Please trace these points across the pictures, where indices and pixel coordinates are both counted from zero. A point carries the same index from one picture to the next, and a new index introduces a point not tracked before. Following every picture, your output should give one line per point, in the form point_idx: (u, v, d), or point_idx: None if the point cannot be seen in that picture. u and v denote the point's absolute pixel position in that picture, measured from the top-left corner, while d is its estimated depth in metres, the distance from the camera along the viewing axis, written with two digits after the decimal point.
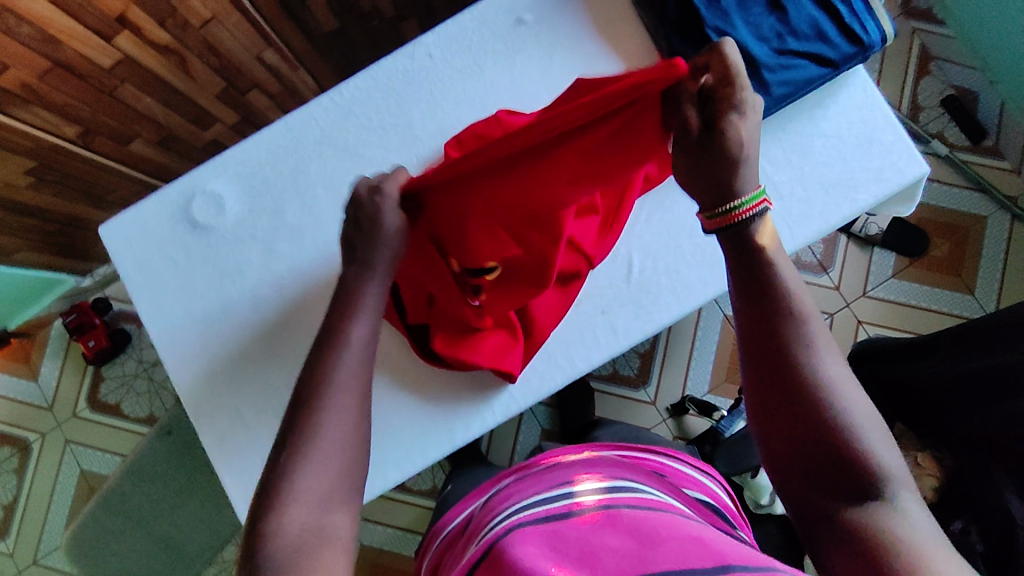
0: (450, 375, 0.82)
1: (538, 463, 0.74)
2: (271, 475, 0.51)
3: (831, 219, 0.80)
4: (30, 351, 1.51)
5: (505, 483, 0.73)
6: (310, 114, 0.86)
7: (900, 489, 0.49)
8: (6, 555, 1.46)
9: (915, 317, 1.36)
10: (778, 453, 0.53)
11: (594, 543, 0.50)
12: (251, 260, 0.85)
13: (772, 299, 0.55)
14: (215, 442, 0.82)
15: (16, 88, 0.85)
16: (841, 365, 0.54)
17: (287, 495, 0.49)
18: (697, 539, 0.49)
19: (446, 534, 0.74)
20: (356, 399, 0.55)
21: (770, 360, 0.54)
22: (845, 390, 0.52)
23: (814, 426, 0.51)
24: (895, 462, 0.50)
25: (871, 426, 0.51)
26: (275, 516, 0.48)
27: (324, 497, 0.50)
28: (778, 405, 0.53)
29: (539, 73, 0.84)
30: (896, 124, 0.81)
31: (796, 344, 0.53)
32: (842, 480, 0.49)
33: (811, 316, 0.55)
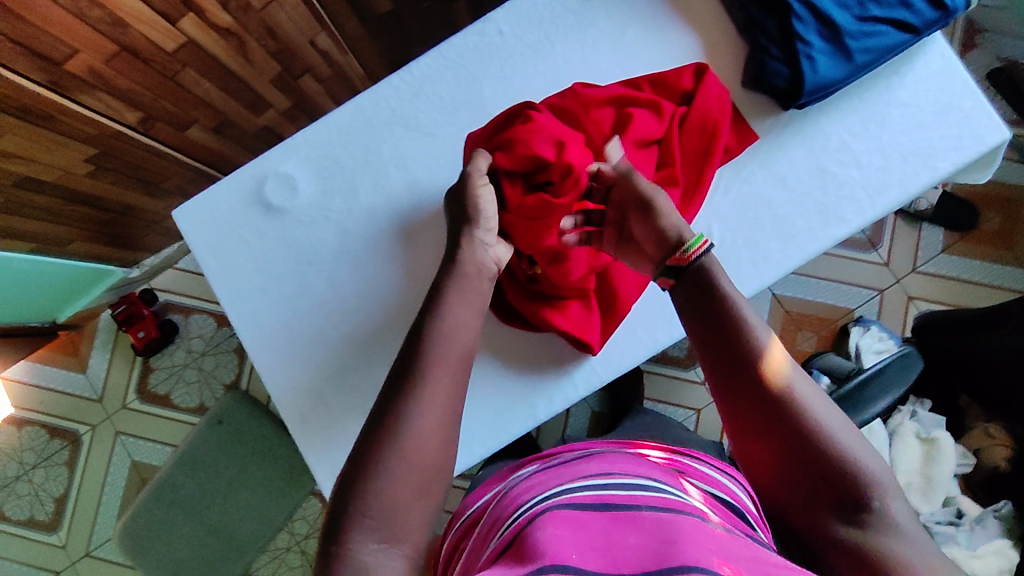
0: (530, 347, 0.84)
1: (561, 454, 0.72)
2: (342, 502, 0.53)
3: (910, 187, 0.79)
4: (78, 343, 1.52)
5: (527, 471, 0.71)
6: (381, 94, 0.85)
7: (888, 498, 0.51)
8: (59, 547, 1.47)
9: (966, 291, 1.35)
10: (774, 486, 0.56)
11: (614, 541, 0.49)
12: (326, 240, 0.85)
13: (733, 340, 0.58)
14: (298, 421, 0.83)
15: (84, 72, 0.85)
16: (814, 388, 0.56)
17: (352, 524, 0.52)
18: (722, 541, 0.48)
19: (466, 516, 0.71)
20: (425, 438, 0.55)
21: (741, 402, 0.57)
22: (819, 413, 0.54)
23: (797, 458, 0.54)
24: (880, 473, 0.52)
25: (852, 440, 0.53)
26: (343, 543, 0.51)
27: (392, 518, 0.52)
28: (759, 443, 0.56)
29: (611, 46, 0.83)
30: (975, 89, 0.79)
31: (765, 381, 0.55)
32: (834, 502, 0.52)
33: (773, 344, 0.57)
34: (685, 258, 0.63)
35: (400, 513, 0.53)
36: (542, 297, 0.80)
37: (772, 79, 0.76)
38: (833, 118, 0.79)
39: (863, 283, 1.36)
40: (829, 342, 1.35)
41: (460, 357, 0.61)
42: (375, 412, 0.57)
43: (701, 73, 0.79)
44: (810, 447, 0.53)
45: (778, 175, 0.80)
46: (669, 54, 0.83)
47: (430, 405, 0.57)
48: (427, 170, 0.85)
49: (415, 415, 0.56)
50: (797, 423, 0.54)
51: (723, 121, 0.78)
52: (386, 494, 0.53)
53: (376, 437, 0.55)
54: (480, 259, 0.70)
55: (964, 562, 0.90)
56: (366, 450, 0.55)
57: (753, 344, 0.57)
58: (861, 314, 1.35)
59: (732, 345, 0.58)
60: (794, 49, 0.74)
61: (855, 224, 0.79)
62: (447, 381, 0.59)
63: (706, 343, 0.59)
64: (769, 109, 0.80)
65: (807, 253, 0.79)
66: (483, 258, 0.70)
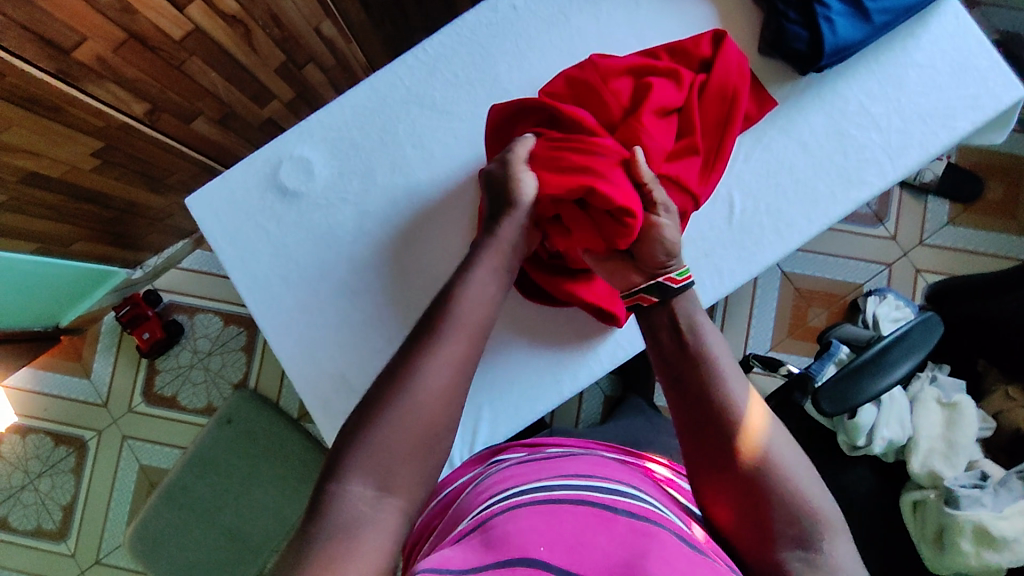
0: (554, 323, 0.83)
1: (551, 449, 0.72)
2: (344, 446, 0.53)
3: (930, 148, 0.79)
4: (81, 347, 1.49)
5: (511, 459, 0.70)
6: (395, 73, 0.85)
7: (835, 541, 0.51)
8: (68, 556, 1.44)
9: (973, 262, 1.36)
10: (721, 524, 0.55)
11: (588, 540, 0.48)
12: (344, 222, 0.84)
13: (694, 368, 0.57)
14: (323, 408, 0.82)
15: (92, 61, 0.84)
16: (772, 422, 0.55)
17: (350, 466, 0.52)
18: (689, 558, 0.47)
19: (443, 497, 0.70)
20: (427, 419, 0.54)
21: (699, 431, 0.56)
22: (777, 451, 0.53)
23: (751, 496, 0.53)
24: (830, 515, 0.52)
25: (803, 481, 0.53)
26: (336, 485, 0.51)
27: (388, 471, 0.52)
28: (712, 476, 0.55)
29: (626, 17, 0.83)
30: (990, 49, 0.80)
31: (727, 413, 0.55)
32: (781, 539, 0.51)
33: (739, 382, 0.56)
34: (677, 281, 0.62)
35: (392, 468, 0.52)
36: (568, 273, 0.79)
37: (793, 43, 0.76)
38: (851, 81, 0.80)
39: (870, 257, 1.37)
40: (839, 317, 1.35)
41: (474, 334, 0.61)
42: (391, 366, 0.58)
43: (719, 40, 0.79)
44: (767, 484, 0.52)
45: (798, 141, 0.80)
46: (684, 24, 0.83)
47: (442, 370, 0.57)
48: (444, 148, 0.84)
49: (426, 374, 0.56)
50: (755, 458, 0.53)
51: (743, 88, 0.78)
52: (390, 442, 0.53)
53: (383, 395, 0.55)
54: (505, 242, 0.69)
55: (991, 524, 0.88)
56: (375, 399, 0.55)
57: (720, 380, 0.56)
58: (870, 289, 1.35)
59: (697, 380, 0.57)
60: (813, 12, 0.75)
61: (876, 187, 0.79)
62: (462, 348, 0.59)
63: (670, 373, 0.59)
64: (786, 75, 0.81)
65: (829, 219, 0.80)
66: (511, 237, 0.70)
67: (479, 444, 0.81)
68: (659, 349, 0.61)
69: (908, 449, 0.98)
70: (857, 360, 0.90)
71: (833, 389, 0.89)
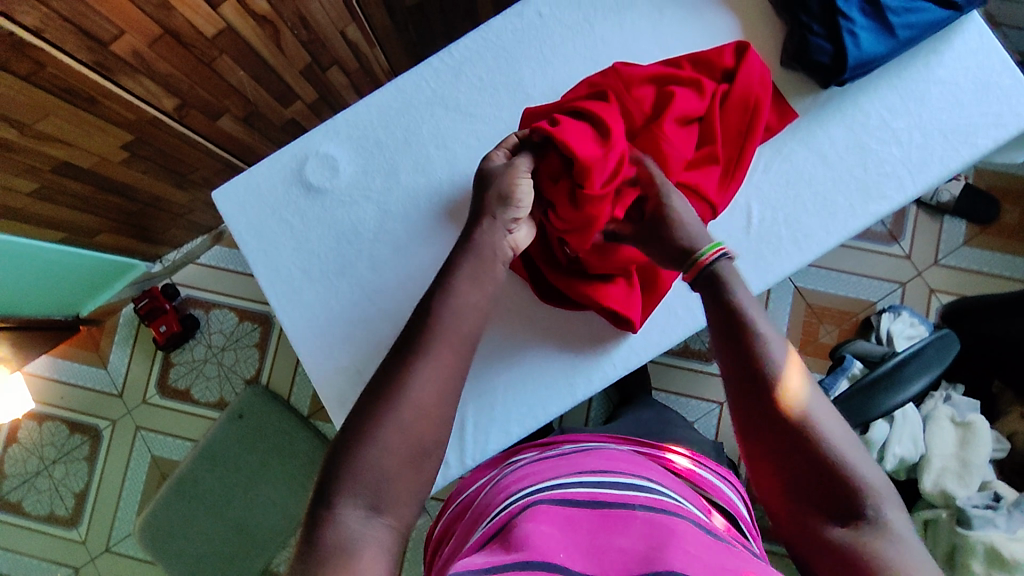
0: (569, 326, 0.84)
1: (561, 444, 0.75)
2: (337, 463, 0.53)
3: (951, 164, 0.80)
4: (99, 338, 1.51)
5: (525, 458, 0.73)
6: (420, 76, 0.87)
7: (884, 507, 0.52)
8: (78, 543, 1.45)
9: (988, 284, 1.36)
10: (769, 492, 0.56)
11: (606, 541, 0.50)
12: (366, 219, 0.86)
13: (743, 339, 0.59)
14: (337, 402, 0.83)
15: (127, 55, 0.86)
16: (820, 394, 0.57)
17: (341, 486, 0.52)
18: (706, 550, 0.49)
19: (460, 502, 0.73)
20: (413, 430, 0.55)
21: (748, 401, 0.58)
22: (827, 426, 0.54)
23: (799, 463, 0.54)
24: (880, 483, 0.53)
25: (853, 454, 0.54)
26: (331, 508, 0.51)
27: (382, 486, 0.52)
28: (758, 444, 0.56)
29: (650, 26, 0.84)
30: (1013, 66, 0.80)
31: (776, 385, 0.56)
32: (828, 503, 0.52)
33: (788, 362, 0.58)
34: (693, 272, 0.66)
35: (384, 485, 0.52)
36: (588, 276, 0.80)
37: (816, 55, 0.77)
38: (872, 95, 0.81)
39: (883, 275, 1.37)
40: (851, 334, 1.35)
41: (466, 335, 0.62)
42: (374, 379, 0.58)
43: (742, 51, 0.80)
44: (817, 458, 0.53)
45: (820, 153, 0.81)
46: (707, 34, 0.84)
47: (433, 373, 0.58)
48: (467, 149, 0.86)
49: (418, 384, 0.57)
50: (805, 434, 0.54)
51: (764, 99, 0.78)
52: (379, 458, 0.53)
53: (371, 409, 0.55)
54: (498, 242, 0.70)
55: (1003, 545, 0.85)
56: (360, 417, 0.55)
57: (768, 360, 0.58)
58: (883, 307, 1.35)
59: (747, 361, 0.59)
60: (837, 25, 0.76)
61: (896, 202, 0.80)
62: (454, 359, 0.60)
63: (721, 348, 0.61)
64: (808, 87, 0.82)
65: (849, 231, 0.80)
66: (499, 241, 0.70)
67: (492, 444, 0.82)
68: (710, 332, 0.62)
69: (920, 467, 0.97)
70: (871, 375, 0.90)
71: (848, 406, 0.88)
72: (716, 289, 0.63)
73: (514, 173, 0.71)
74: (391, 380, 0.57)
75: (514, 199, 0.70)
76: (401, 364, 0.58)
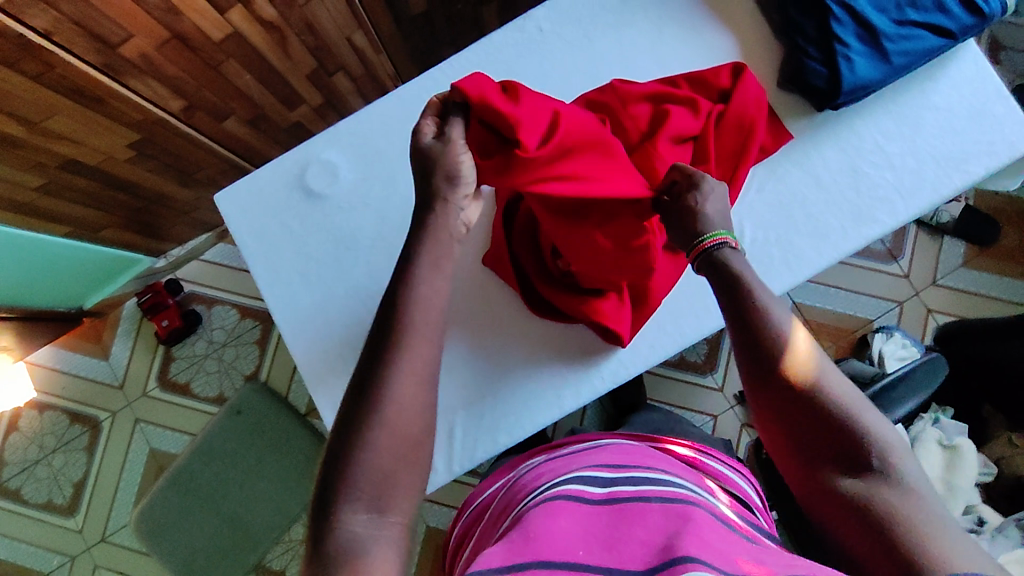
0: (561, 337, 0.85)
1: (568, 445, 0.76)
2: (332, 469, 0.50)
3: (943, 191, 0.80)
4: (101, 330, 1.53)
5: (537, 461, 0.74)
6: (422, 87, 0.88)
7: (895, 456, 0.51)
8: (75, 532, 1.47)
9: (985, 306, 1.36)
10: (782, 455, 0.55)
11: (623, 534, 0.51)
12: (365, 226, 0.87)
13: (740, 305, 0.58)
14: (330, 404, 0.84)
15: (136, 57, 0.88)
16: (820, 354, 0.56)
17: (344, 493, 0.49)
18: (724, 538, 0.49)
19: (475, 507, 0.73)
20: (403, 426, 0.52)
21: (749, 366, 0.57)
22: (835, 385, 0.53)
23: (807, 421, 0.53)
24: (888, 435, 0.52)
25: (861, 409, 0.53)
26: (334, 517, 0.48)
27: (382, 487, 0.50)
28: (765, 407, 0.56)
29: (649, 44, 0.85)
30: (1007, 97, 0.82)
31: (774, 346, 0.56)
32: (840, 460, 0.51)
33: (788, 325, 0.57)
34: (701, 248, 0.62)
35: (387, 482, 0.50)
36: (581, 291, 0.81)
37: (811, 78, 0.78)
38: (867, 119, 0.82)
39: (881, 294, 1.37)
40: (847, 351, 1.35)
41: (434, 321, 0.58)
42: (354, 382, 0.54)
43: (739, 72, 0.81)
44: (826, 417, 0.52)
45: (813, 175, 0.82)
46: (705, 53, 0.85)
47: (408, 369, 0.54)
48: None
49: (399, 384, 0.53)
50: (813, 396, 0.53)
51: (759, 119, 0.79)
52: (381, 459, 0.50)
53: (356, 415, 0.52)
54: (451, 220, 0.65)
55: None
56: (346, 428, 0.51)
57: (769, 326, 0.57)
58: (880, 325, 1.35)
59: (749, 327, 0.57)
60: (833, 50, 0.76)
61: (888, 226, 0.81)
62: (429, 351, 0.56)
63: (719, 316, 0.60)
64: (804, 110, 0.82)
65: (840, 253, 0.80)
66: (455, 219, 0.65)
67: (481, 452, 0.83)
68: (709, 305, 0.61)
69: None
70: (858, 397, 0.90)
71: None
72: (710, 257, 0.62)
73: (455, 149, 0.66)
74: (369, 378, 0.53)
75: (460, 177, 0.66)
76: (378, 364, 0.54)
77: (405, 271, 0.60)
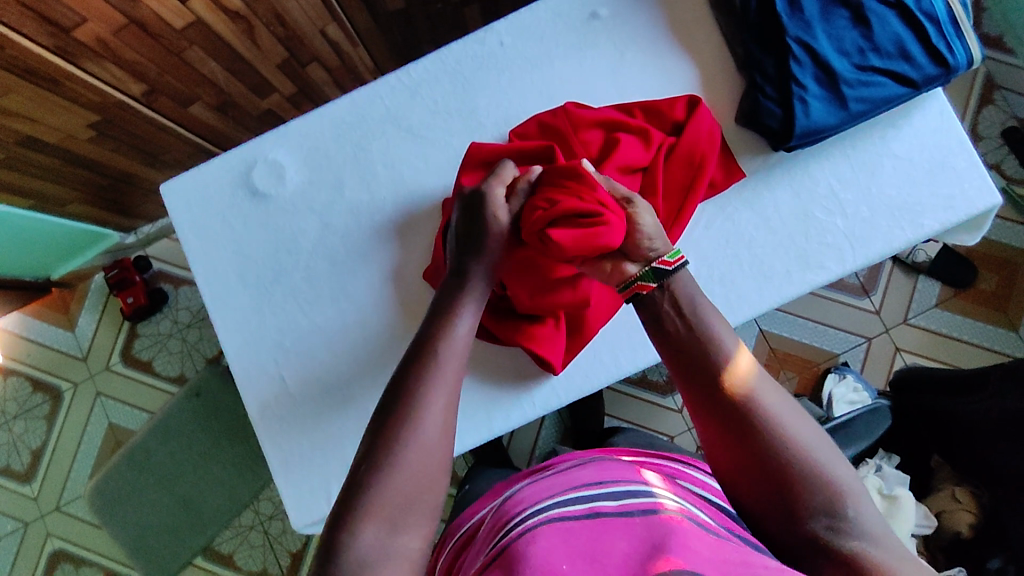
0: (496, 361, 0.84)
1: (555, 464, 0.66)
2: (356, 484, 0.51)
3: (893, 242, 0.78)
4: (69, 301, 1.54)
5: (521, 484, 0.64)
6: (376, 92, 0.86)
7: (861, 505, 0.51)
8: (30, 499, 1.48)
9: (956, 350, 1.33)
10: (741, 497, 0.55)
11: (604, 548, 0.48)
12: (307, 232, 0.86)
13: (701, 341, 0.58)
14: (258, 405, 0.83)
15: (91, 41, 0.87)
16: (782, 395, 0.56)
17: (362, 510, 0.50)
18: (719, 543, 0.47)
19: (460, 536, 0.65)
20: (433, 449, 0.53)
21: (709, 404, 0.56)
22: (797, 428, 0.53)
23: (770, 466, 0.52)
24: (852, 482, 0.52)
25: (823, 453, 0.53)
26: (350, 531, 0.49)
27: (404, 507, 0.51)
28: (725, 450, 0.55)
29: (609, 68, 0.83)
30: (971, 150, 0.79)
31: (734, 386, 0.55)
32: (808, 506, 0.51)
33: (743, 358, 0.57)
34: (669, 264, 0.63)
35: (410, 505, 0.51)
36: (518, 316, 0.81)
37: (765, 119, 0.76)
38: (823, 163, 0.80)
39: (851, 329, 1.35)
40: (810, 383, 1.33)
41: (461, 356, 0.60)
42: (384, 403, 0.55)
43: (694, 105, 0.79)
44: (790, 462, 0.52)
45: (762, 217, 0.80)
46: (665, 81, 0.83)
47: (443, 391, 0.56)
48: (414, 172, 0.86)
49: (432, 405, 0.55)
50: (771, 433, 0.53)
51: (710, 155, 0.77)
52: (398, 481, 0.51)
53: (383, 432, 0.53)
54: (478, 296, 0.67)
55: None
56: (376, 443, 0.53)
57: (725, 363, 0.57)
58: (844, 360, 1.34)
59: (709, 365, 0.57)
60: (789, 91, 0.74)
61: (833, 274, 0.79)
62: (454, 383, 0.57)
63: (677, 350, 0.59)
64: (760, 147, 0.80)
65: (782, 297, 0.79)
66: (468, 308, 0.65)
67: None
68: (664, 342, 0.60)
69: None
70: None
71: None
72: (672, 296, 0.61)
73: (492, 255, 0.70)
74: (402, 392, 0.55)
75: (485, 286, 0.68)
76: (405, 394, 0.55)
77: (441, 315, 0.63)
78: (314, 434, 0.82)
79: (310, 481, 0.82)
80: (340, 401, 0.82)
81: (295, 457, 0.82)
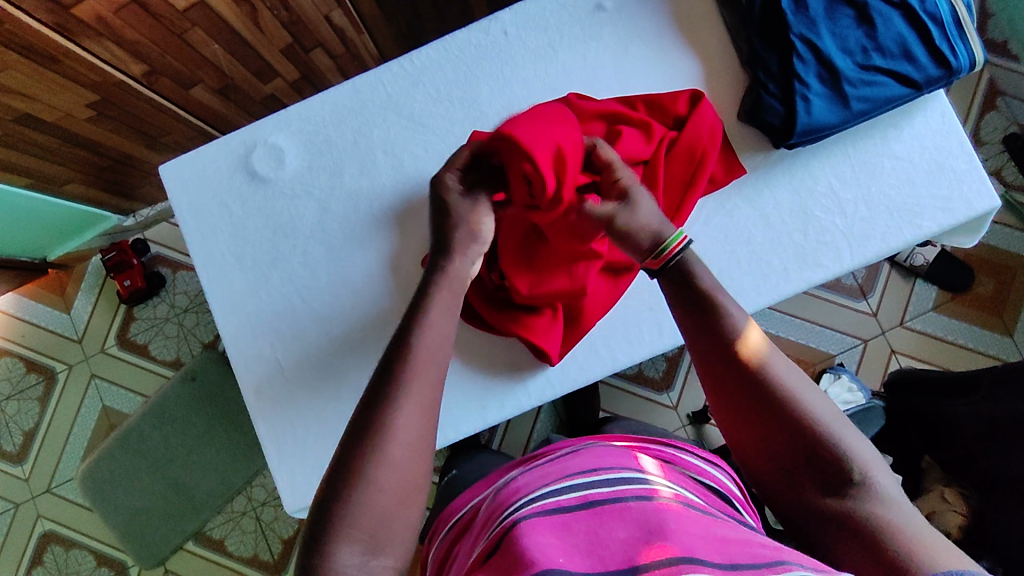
0: (491, 351, 0.84)
1: (549, 452, 0.66)
2: (330, 502, 0.50)
3: (891, 241, 0.79)
4: (66, 283, 1.53)
5: (513, 473, 0.64)
6: (379, 78, 0.86)
7: (876, 472, 0.51)
8: (21, 480, 1.48)
9: (952, 353, 1.34)
10: (757, 466, 0.55)
11: (602, 536, 0.48)
12: (305, 216, 0.86)
13: (713, 314, 0.57)
14: (253, 390, 0.83)
15: (92, 20, 0.86)
16: (795, 366, 0.55)
17: (337, 530, 0.49)
18: (711, 529, 0.48)
19: (454, 524, 0.65)
20: (407, 466, 0.51)
21: (721, 377, 0.56)
22: (810, 398, 0.53)
23: (784, 437, 0.53)
24: (866, 451, 0.52)
25: (837, 422, 0.53)
26: (325, 554, 0.48)
27: (379, 526, 0.50)
28: (739, 422, 0.55)
29: (612, 61, 0.83)
30: (971, 153, 0.79)
31: (746, 357, 0.55)
32: (821, 476, 0.52)
33: (756, 330, 0.56)
34: (658, 261, 0.62)
35: (385, 523, 0.50)
36: (515, 306, 0.81)
37: (767, 115, 0.76)
38: (824, 162, 0.80)
39: (848, 330, 1.35)
40: None
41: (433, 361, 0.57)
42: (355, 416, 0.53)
43: (696, 100, 0.79)
44: (803, 434, 0.52)
45: (763, 213, 0.80)
46: (668, 76, 0.82)
47: (413, 404, 0.53)
48: (414, 159, 0.85)
49: (402, 419, 0.53)
50: (783, 405, 0.53)
51: (710, 152, 0.77)
52: (373, 500, 0.50)
53: (355, 448, 0.51)
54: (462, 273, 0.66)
55: None
56: (347, 460, 0.51)
57: (735, 333, 0.56)
58: (840, 361, 1.34)
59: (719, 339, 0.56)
60: (792, 88, 0.74)
61: (831, 271, 0.79)
62: (432, 382, 0.55)
63: (688, 324, 0.58)
64: (762, 144, 0.80)
65: (779, 294, 0.79)
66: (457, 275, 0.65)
67: None
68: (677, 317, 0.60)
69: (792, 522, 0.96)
70: None
71: None
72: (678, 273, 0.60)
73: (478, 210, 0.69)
74: (374, 404, 0.53)
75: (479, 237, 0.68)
76: (378, 406, 0.53)
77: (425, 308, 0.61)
78: (307, 419, 0.82)
79: (302, 466, 0.82)
80: (333, 387, 0.82)
81: (287, 440, 0.82)
